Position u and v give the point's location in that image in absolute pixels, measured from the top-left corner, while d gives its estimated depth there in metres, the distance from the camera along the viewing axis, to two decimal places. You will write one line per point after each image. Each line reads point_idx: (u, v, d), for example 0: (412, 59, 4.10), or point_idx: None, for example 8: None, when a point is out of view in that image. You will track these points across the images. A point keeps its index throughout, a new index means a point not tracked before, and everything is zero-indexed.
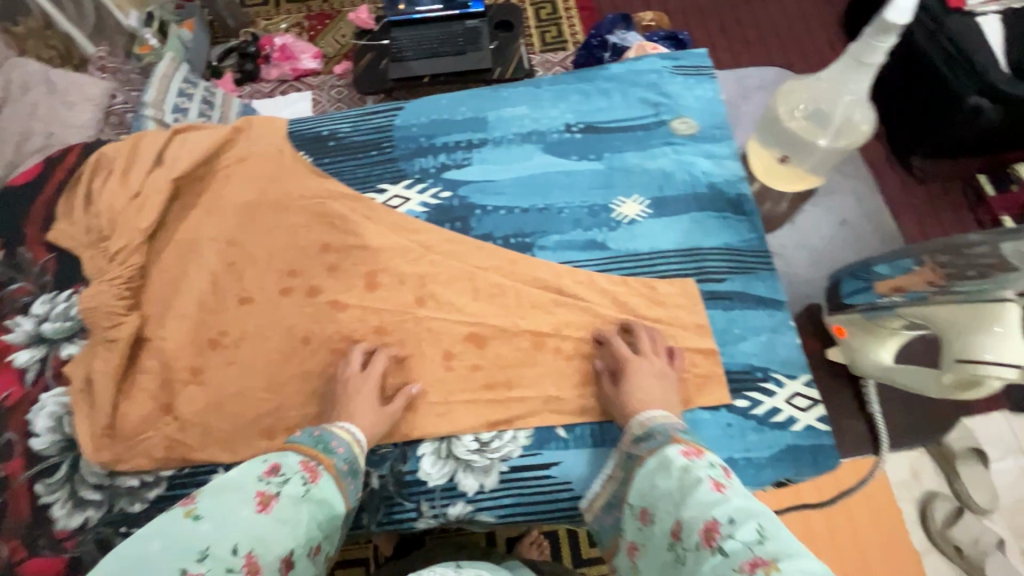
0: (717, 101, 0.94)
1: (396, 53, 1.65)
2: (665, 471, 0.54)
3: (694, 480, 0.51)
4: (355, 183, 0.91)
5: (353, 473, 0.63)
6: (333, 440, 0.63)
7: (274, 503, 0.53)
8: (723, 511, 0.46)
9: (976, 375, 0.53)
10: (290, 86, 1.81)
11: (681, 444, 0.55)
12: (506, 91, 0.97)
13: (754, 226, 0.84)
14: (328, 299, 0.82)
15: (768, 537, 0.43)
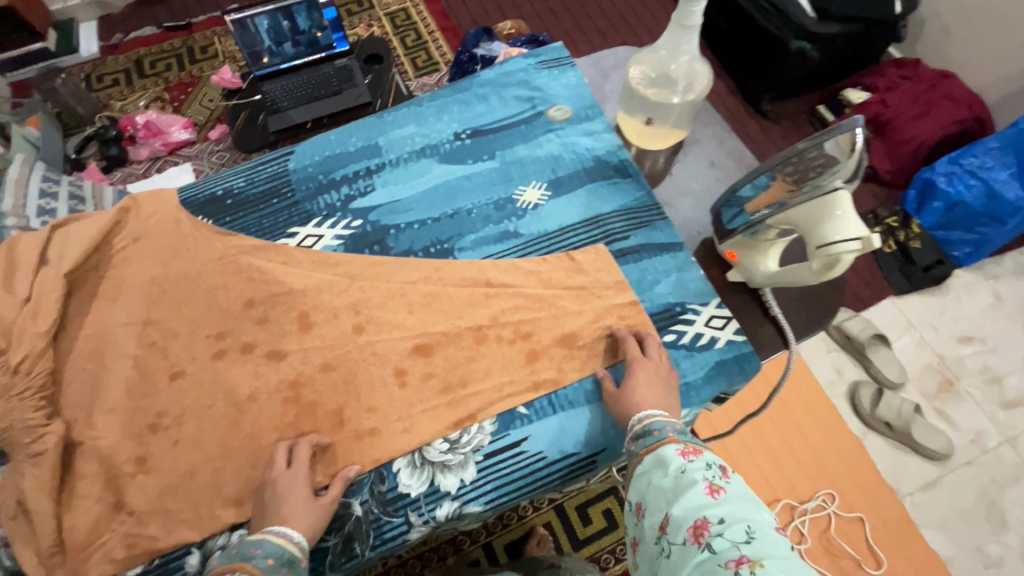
0: (582, 85, 1.04)
1: (271, 106, 1.66)
2: (662, 469, 0.59)
3: (690, 482, 0.56)
4: (263, 233, 0.90)
5: (288, 565, 0.61)
6: (251, 546, 0.61)
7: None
8: (715, 513, 0.52)
9: (835, 255, 0.67)
10: (165, 161, 1.74)
11: (679, 443, 0.60)
12: (390, 115, 1.01)
13: (640, 185, 0.94)
14: (265, 351, 0.81)
15: (756, 537, 0.49)
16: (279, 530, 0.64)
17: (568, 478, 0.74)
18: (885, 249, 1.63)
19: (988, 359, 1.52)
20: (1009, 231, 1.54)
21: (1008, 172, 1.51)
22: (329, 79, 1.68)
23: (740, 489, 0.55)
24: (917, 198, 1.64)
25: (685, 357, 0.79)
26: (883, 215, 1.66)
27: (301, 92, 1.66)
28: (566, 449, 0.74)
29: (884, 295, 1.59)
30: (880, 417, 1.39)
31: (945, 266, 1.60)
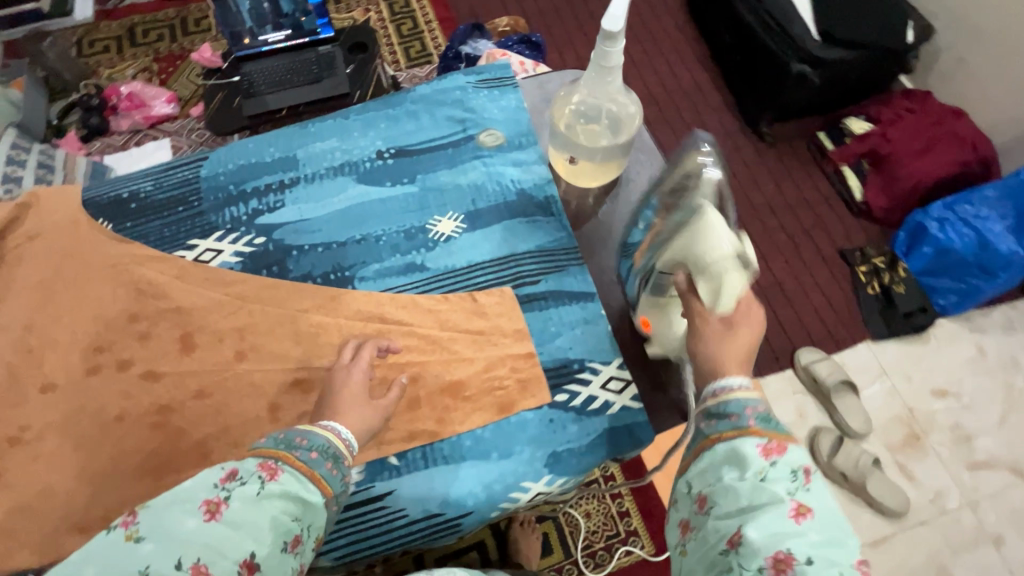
0: (521, 109, 0.98)
1: (248, 88, 1.58)
2: (737, 468, 0.50)
3: (772, 496, 0.47)
4: (161, 243, 0.86)
5: (332, 459, 0.60)
6: (297, 436, 0.60)
7: (224, 509, 0.50)
8: (804, 551, 0.44)
9: (713, 267, 0.61)
10: (146, 135, 1.69)
11: (761, 440, 0.51)
12: (315, 126, 0.96)
13: (561, 225, 0.88)
14: (140, 370, 0.77)
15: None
16: (331, 425, 0.64)
17: (430, 537, 0.71)
18: (868, 289, 1.56)
19: (961, 417, 1.42)
20: (1002, 285, 1.44)
21: (1004, 223, 1.42)
22: (310, 66, 1.59)
23: (831, 511, 0.47)
24: (908, 241, 1.56)
25: (572, 421, 0.75)
26: (870, 254, 1.60)
27: (279, 77, 1.58)
28: (430, 509, 0.70)
29: (860, 338, 1.52)
30: (837, 466, 1.33)
31: (928, 315, 1.51)
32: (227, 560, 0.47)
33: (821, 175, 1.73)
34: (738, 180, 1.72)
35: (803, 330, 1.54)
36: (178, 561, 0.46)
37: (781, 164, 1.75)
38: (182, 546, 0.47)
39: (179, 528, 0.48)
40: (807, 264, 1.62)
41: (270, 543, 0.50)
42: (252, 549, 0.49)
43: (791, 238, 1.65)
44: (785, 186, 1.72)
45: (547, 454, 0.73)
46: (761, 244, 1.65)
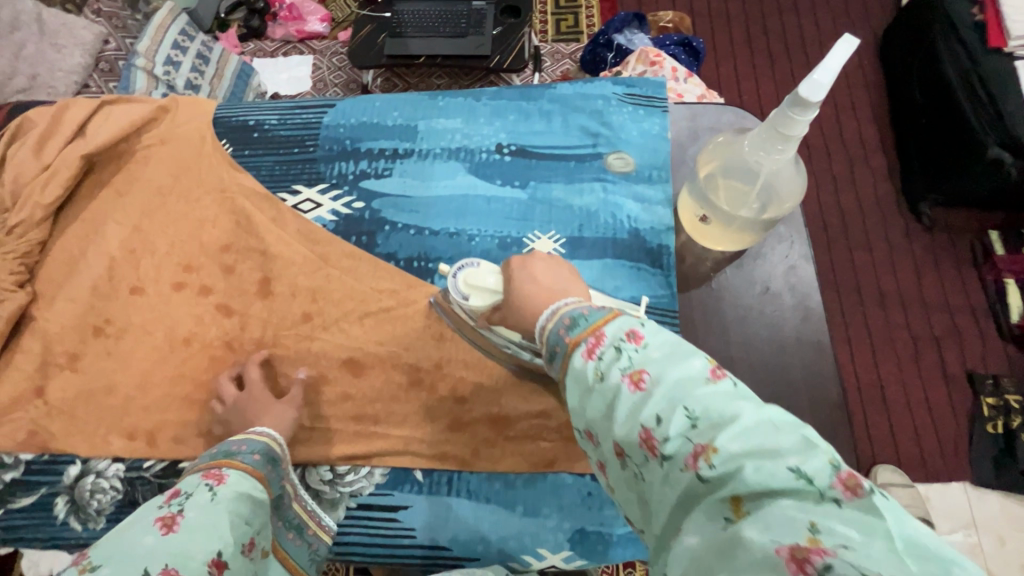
0: (663, 139, 0.87)
1: (395, 28, 1.54)
2: (581, 388, 0.42)
3: (610, 388, 0.40)
4: (269, 180, 0.87)
5: (273, 463, 0.61)
6: (234, 445, 0.60)
7: (180, 520, 0.48)
8: (649, 410, 0.37)
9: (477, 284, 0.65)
10: (293, 48, 1.73)
11: (580, 346, 0.43)
12: (443, 100, 0.92)
13: (667, 282, 0.79)
14: (218, 301, 0.79)
15: (702, 416, 0.36)
16: (262, 428, 0.65)
17: (430, 566, 0.68)
18: (987, 426, 1.32)
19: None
20: None
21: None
22: (459, 20, 1.53)
23: (664, 348, 0.40)
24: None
25: (611, 503, 0.68)
26: (1004, 387, 1.34)
27: (427, 23, 1.54)
28: (438, 540, 0.68)
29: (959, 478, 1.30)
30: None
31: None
32: (194, 560, 0.46)
33: (977, 281, 1.46)
34: (874, 258, 1.50)
35: (894, 448, 1.34)
36: (144, 568, 0.43)
37: (932, 258, 1.49)
38: (143, 557, 0.44)
39: (138, 545, 0.45)
40: (925, 376, 1.39)
41: (230, 541, 0.50)
42: (216, 548, 0.48)
43: (913, 342, 1.42)
44: (927, 282, 1.47)
45: (573, 529, 0.67)
46: (876, 341, 1.43)
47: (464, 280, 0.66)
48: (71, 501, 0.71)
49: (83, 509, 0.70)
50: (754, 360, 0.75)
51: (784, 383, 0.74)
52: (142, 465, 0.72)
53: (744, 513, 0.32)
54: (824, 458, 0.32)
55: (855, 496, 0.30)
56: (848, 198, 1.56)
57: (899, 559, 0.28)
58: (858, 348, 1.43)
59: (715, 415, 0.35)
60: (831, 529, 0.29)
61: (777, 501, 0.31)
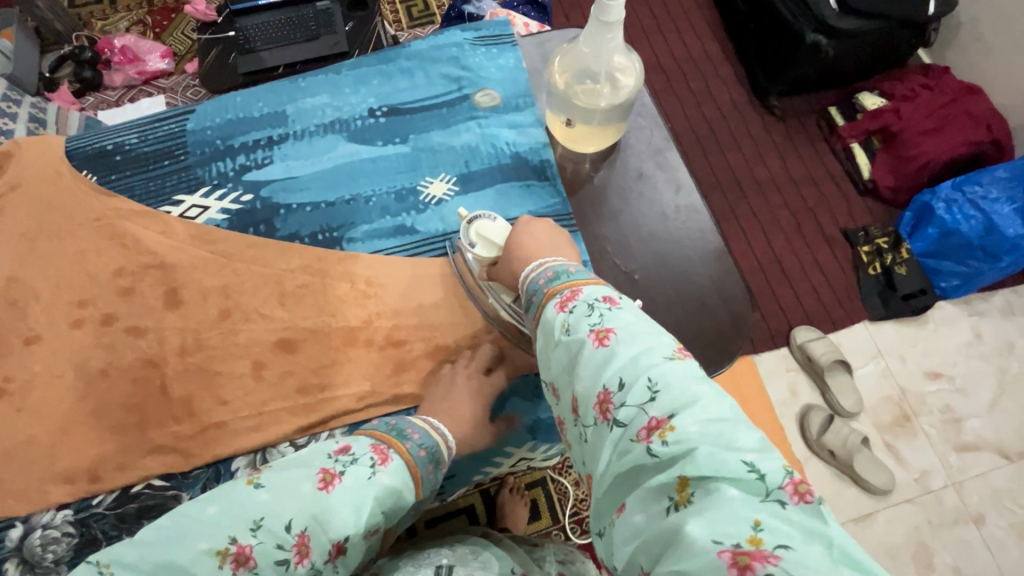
0: (520, 69, 0.93)
1: (243, 43, 1.38)
2: (551, 338, 0.49)
3: (577, 343, 0.46)
4: (146, 197, 0.85)
5: (432, 465, 0.59)
6: (407, 428, 0.61)
7: (337, 482, 0.49)
8: (613, 373, 0.43)
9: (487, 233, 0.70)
10: (140, 92, 1.47)
11: (557, 298, 0.51)
12: (304, 81, 0.93)
13: (556, 190, 0.86)
14: (125, 325, 0.77)
15: (660, 389, 0.41)
16: (442, 427, 0.64)
17: None
18: (868, 270, 1.32)
19: (954, 400, 1.21)
20: (1005, 270, 1.22)
21: (1013, 206, 1.19)
22: (307, 22, 1.40)
23: (633, 317, 0.47)
24: (913, 220, 1.31)
25: None
26: (873, 233, 1.34)
27: (275, 32, 1.40)
28: None
29: (857, 317, 1.29)
30: (824, 443, 1.14)
31: (928, 297, 1.28)
32: (326, 534, 0.47)
33: (829, 154, 1.44)
34: (745, 154, 1.44)
35: (801, 309, 1.30)
36: (288, 523, 0.46)
37: (790, 141, 1.45)
38: (295, 506, 0.47)
39: (296, 490, 0.48)
40: (808, 240, 1.36)
41: (361, 530, 0.49)
42: (345, 532, 0.48)
43: (795, 217, 1.38)
44: (792, 163, 1.43)
45: (531, 421, 0.74)
46: (763, 222, 1.38)
47: (474, 229, 0.71)
48: (22, 562, 0.66)
49: (37, 566, 0.65)
50: (645, 233, 0.84)
51: (674, 244, 0.84)
52: (91, 502, 0.69)
53: (688, 494, 0.36)
54: (777, 462, 0.36)
55: (801, 501, 0.34)
56: (709, 107, 1.49)
57: (827, 567, 0.32)
58: (751, 234, 1.36)
59: (676, 396, 0.40)
60: (770, 527, 0.33)
61: (722, 486, 0.35)
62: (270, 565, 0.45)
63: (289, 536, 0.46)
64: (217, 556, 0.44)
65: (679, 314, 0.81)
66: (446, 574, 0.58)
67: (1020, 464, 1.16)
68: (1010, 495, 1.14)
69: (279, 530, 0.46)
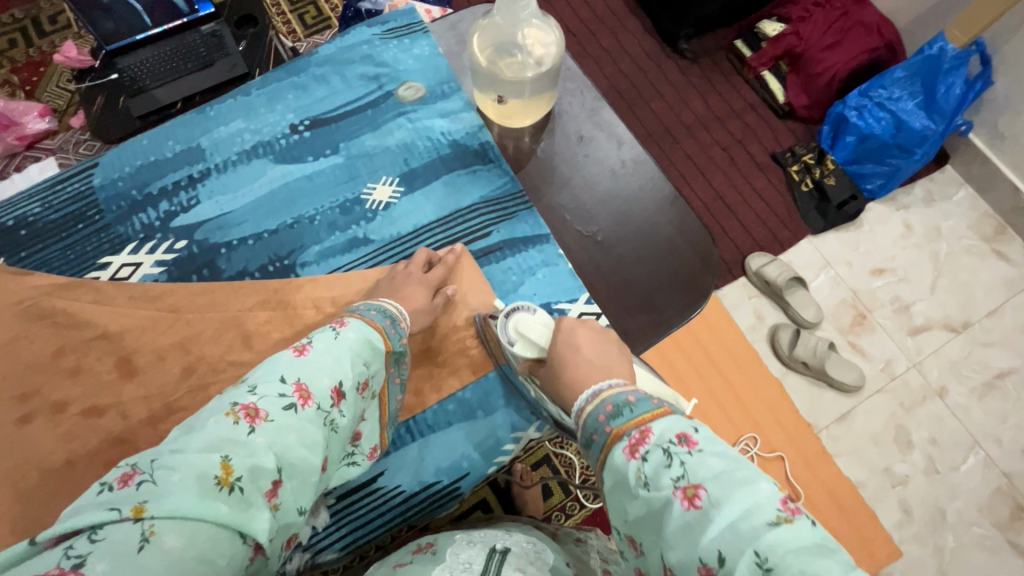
0: (437, 55, 0.91)
1: (131, 85, 1.17)
2: (624, 490, 0.38)
3: (659, 501, 0.36)
4: (69, 268, 0.78)
5: (390, 320, 0.60)
6: (355, 307, 0.60)
7: (310, 347, 0.48)
8: (710, 545, 0.33)
9: (524, 337, 0.63)
10: (26, 159, 1.18)
11: (623, 438, 0.40)
12: (213, 109, 0.87)
13: (502, 170, 0.85)
14: (81, 408, 0.71)
15: (776, 569, 0.30)
16: (388, 300, 0.65)
17: (431, 508, 0.71)
18: (802, 188, 1.35)
19: (900, 290, 1.29)
20: (920, 162, 1.30)
21: (916, 101, 1.25)
22: (196, 49, 1.20)
23: (723, 460, 0.36)
24: (832, 132, 1.35)
25: None
26: (800, 151, 1.37)
27: (165, 66, 1.19)
28: (425, 480, 0.70)
29: (802, 236, 1.33)
30: (797, 357, 1.20)
31: (860, 202, 1.34)
32: (320, 383, 0.46)
33: (746, 87, 1.44)
34: (669, 102, 1.42)
35: (751, 238, 1.32)
36: (281, 377, 0.44)
37: (708, 82, 1.45)
38: (279, 370, 0.45)
39: (275, 363, 0.46)
40: (745, 171, 1.38)
41: (350, 376, 0.49)
42: (337, 378, 0.48)
43: (728, 153, 1.39)
44: (715, 101, 1.43)
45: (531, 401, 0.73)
46: (700, 164, 1.38)
47: (512, 325, 0.64)
48: None
49: None
50: (601, 194, 0.85)
51: (631, 199, 0.85)
52: None
53: None
54: None
55: None
56: (626, 61, 1.45)
57: None
58: (691, 177, 1.37)
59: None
60: None
61: None
62: (280, 412, 0.42)
63: (287, 386, 0.44)
64: (229, 416, 0.40)
65: (650, 266, 0.82)
66: (499, 556, 0.52)
67: (966, 334, 1.26)
68: (964, 362, 1.24)
69: (275, 386, 0.43)
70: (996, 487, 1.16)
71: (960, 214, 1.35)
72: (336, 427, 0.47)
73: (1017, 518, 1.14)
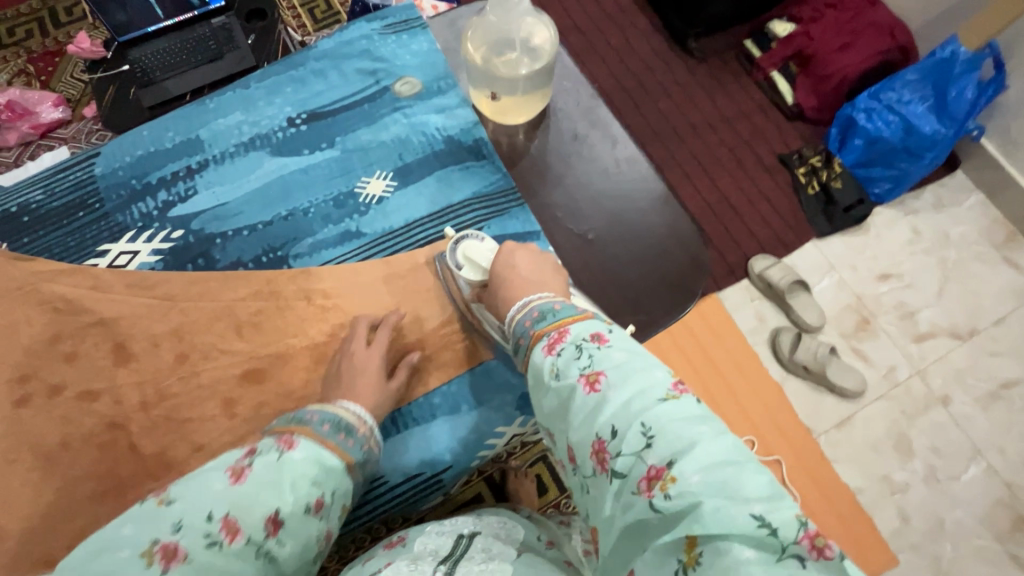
0: (434, 51, 0.91)
1: (142, 76, 1.19)
2: (543, 384, 0.48)
3: (568, 387, 0.45)
4: (68, 254, 0.80)
5: (346, 431, 0.56)
6: (308, 413, 0.56)
7: (248, 471, 0.46)
8: (604, 421, 0.41)
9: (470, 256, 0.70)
10: (40, 146, 1.21)
11: (545, 341, 0.49)
12: (213, 101, 0.88)
13: (495, 166, 0.85)
14: (77, 392, 0.73)
15: (655, 435, 0.39)
16: (350, 404, 0.61)
17: (414, 498, 0.72)
18: (808, 190, 1.33)
19: (906, 296, 1.28)
20: (930, 165, 1.29)
21: (927, 105, 1.24)
22: (205, 42, 1.21)
23: (622, 357, 0.45)
24: (840, 134, 1.34)
25: None
26: (807, 154, 1.35)
27: (175, 57, 1.20)
28: (409, 471, 0.71)
29: (807, 238, 1.32)
30: (798, 362, 1.19)
31: (867, 205, 1.32)
32: (252, 516, 0.44)
33: (753, 87, 1.43)
34: (674, 101, 1.41)
35: (753, 240, 1.31)
36: (208, 513, 0.43)
37: (714, 81, 1.43)
38: (208, 501, 0.44)
39: (208, 490, 0.45)
40: (748, 172, 1.36)
41: (292, 500, 0.47)
42: (274, 505, 0.46)
43: (732, 153, 1.37)
44: (720, 100, 1.41)
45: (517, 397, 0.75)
46: (703, 162, 1.36)
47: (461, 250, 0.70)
48: None
49: None
50: (594, 193, 0.85)
51: (625, 198, 0.85)
52: None
53: (698, 554, 0.34)
54: (789, 511, 0.33)
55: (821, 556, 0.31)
56: (631, 58, 1.44)
57: None
58: (693, 176, 1.35)
59: (673, 442, 0.38)
60: None
61: (734, 546, 0.33)
62: (201, 551, 0.41)
63: (213, 522, 0.43)
64: (144, 557, 0.40)
65: (641, 265, 0.82)
66: (466, 541, 0.54)
67: (973, 341, 1.24)
68: (969, 370, 1.23)
69: (200, 521, 0.42)
70: (997, 497, 1.14)
71: (970, 220, 1.33)
72: (273, 558, 0.44)
73: (1017, 530, 1.12)
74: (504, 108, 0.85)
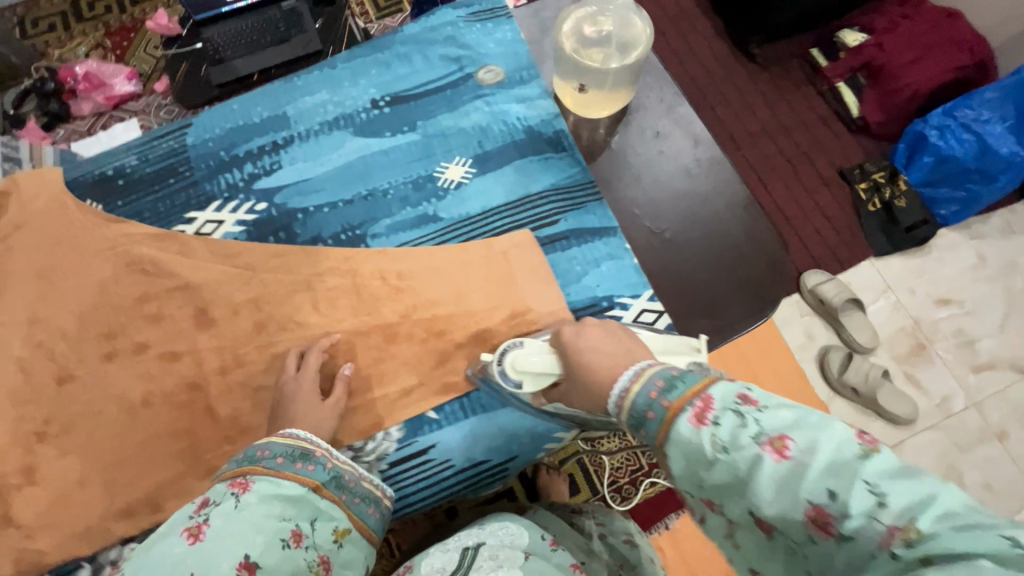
0: (519, 41, 0.91)
1: (212, 54, 1.20)
2: (699, 461, 0.33)
3: (749, 460, 0.31)
4: (158, 219, 0.83)
5: (302, 459, 0.54)
6: (259, 447, 0.54)
7: (206, 526, 0.44)
8: (816, 486, 0.29)
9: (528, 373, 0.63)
10: (112, 118, 1.19)
11: (688, 410, 0.34)
12: (299, 80, 0.90)
13: (574, 160, 0.85)
14: (159, 351, 0.75)
15: (885, 489, 0.27)
16: (302, 430, 0.58)
17: (478, 483, 0.73)
18: (869, 207, 1.23)
19: (966, 324, 1.17)
20: (1001, 191, 1.18)
21: (1007, 124, 1.13)
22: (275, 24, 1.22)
23: (792, 405, 0.32)
24: (907, 151, 1.23)
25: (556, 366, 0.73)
26: (870, 168, 1.25)
27: (245, 38, 1.21)
28: (474, 457, 0.72)
29: (859, 257, 1.22)
30: (847, 382, 1.10)
31: (931, 227, 1.22)
32: (222, 565, 0.42)
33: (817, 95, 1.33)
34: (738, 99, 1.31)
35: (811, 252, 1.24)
36: None
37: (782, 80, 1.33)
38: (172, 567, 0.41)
39: (166, 556, 0.42)
40: (807, 181, 1.26)
41: (265, 538, 0.45)
42: (244, 550, 0.43)
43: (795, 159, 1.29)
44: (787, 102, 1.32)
45: None
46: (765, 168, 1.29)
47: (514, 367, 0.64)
48: None
49: None
50: (672, 193, 0.83)
51: (702, 201, 0.83)
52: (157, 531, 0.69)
53: None
54: None
55: None
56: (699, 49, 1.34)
57: None
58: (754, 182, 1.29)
59: (910, 494, 0.27)
60: None
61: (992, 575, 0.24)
62: None
63: None
64: None
65: (716, 267, 0.81)
66: (472, 551, 0.53)
67: None
68: None
69: None
70: None
71: None
72: None
73: None
74: (587, 99, 0.85)
